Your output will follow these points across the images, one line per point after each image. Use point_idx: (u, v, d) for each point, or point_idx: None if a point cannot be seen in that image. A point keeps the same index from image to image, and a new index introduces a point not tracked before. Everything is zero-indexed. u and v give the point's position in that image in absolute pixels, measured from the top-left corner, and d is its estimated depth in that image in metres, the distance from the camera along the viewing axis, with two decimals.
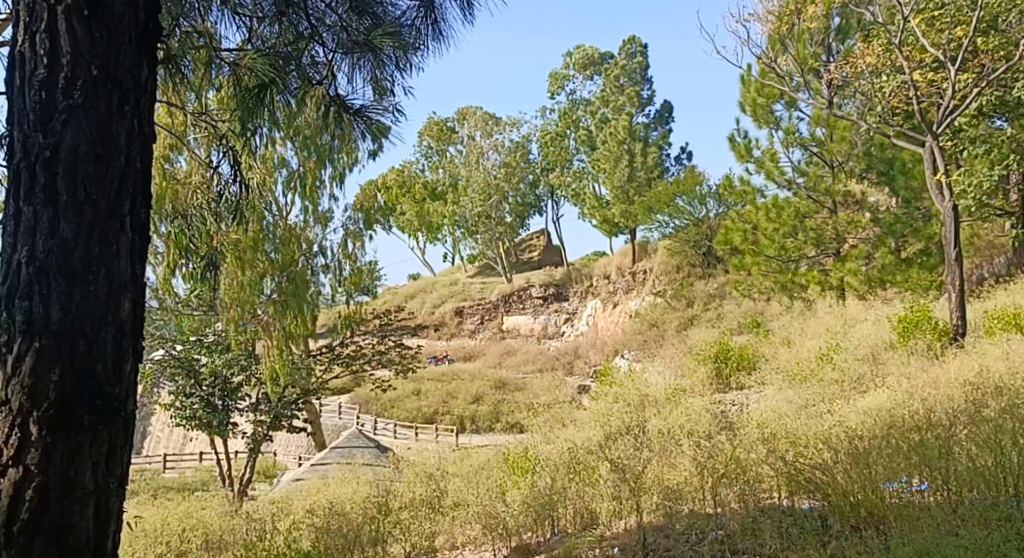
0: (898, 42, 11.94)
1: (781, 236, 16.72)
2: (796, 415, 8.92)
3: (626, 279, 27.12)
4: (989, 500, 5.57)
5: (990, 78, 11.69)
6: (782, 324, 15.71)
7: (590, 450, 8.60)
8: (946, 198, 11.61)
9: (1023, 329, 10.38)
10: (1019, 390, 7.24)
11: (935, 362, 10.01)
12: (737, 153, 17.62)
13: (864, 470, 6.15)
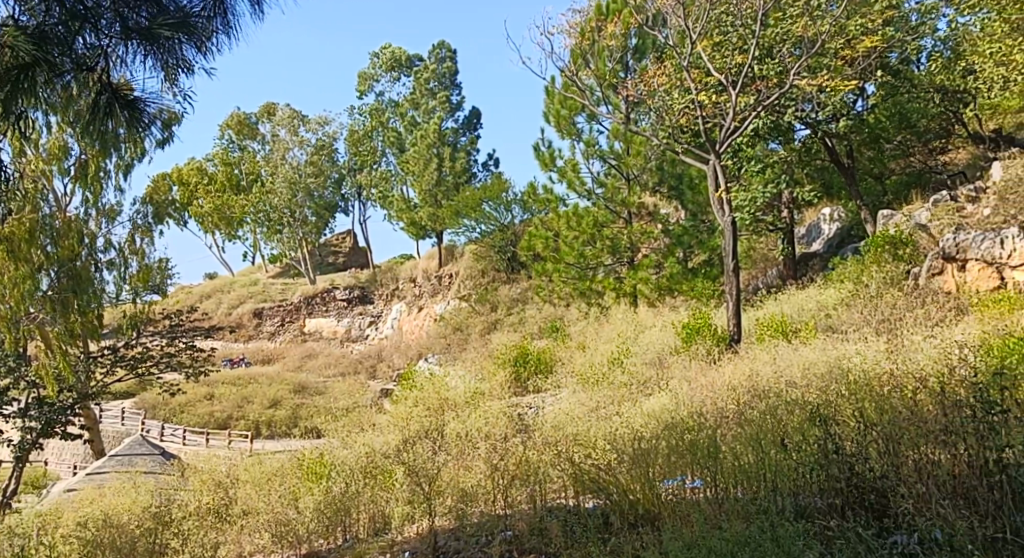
0: (685, 64, 12.55)
1: (580, 244, 17.36)
2: (587, 417, 9.30)
3: (432, 283, 27.33)
4: (749, 496, 5.94)
5: (766, 103, 12.50)
6: (579, 329, 16.27)
7: (386, 454, 8.60)
8: (726, 213, 12.38)
9: (789, 336, 11.28)
10: (780, 392, 7.90)
11: (713, 366, 10.71)
12: (542, 162, 18.06)
13: (644, 468, 6.44)
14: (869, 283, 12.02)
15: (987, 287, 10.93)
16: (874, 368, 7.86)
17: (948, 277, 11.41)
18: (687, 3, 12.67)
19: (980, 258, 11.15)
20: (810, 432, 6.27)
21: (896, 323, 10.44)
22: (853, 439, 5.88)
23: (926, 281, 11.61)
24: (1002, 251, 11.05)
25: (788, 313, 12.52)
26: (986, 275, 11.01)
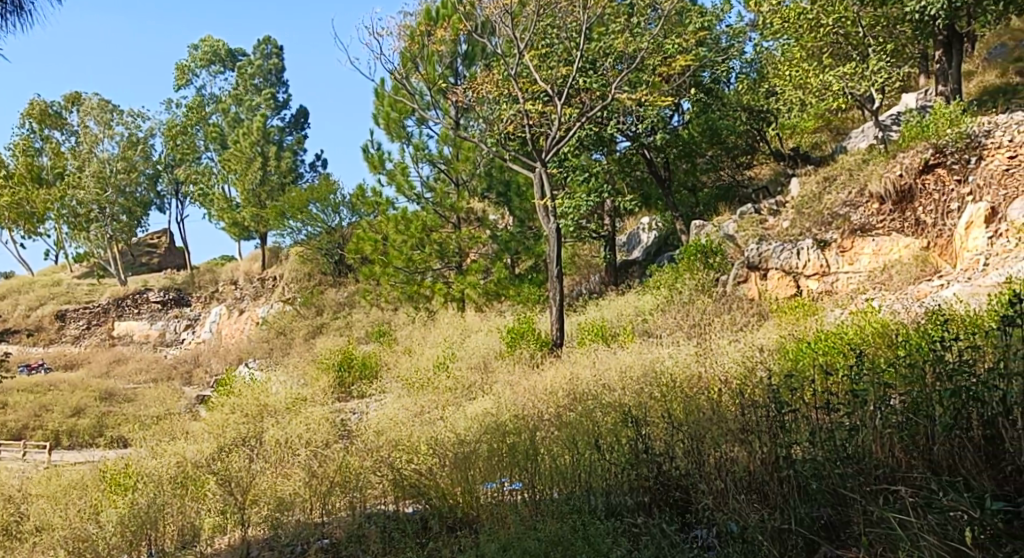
0: (513, 73, 12.68)
1: (409, 248, 17.12)
2: (410, 421, 9.26)
3: (256, 286, 26.62)
4: (565, 496, 6.06)
5: (590, 115, 12.83)
6: (405, 333, 16.16)
7: (199, 463, 8.27)
8: (550, 220, 12.59)
9: (609, 340, 11.65)
10: (597, 394, 8.14)
11: (535, 370, 10.90)
12: (371, 164, 17.86)
13: (465, 472, 6.47)
14: (682, 289, 12.56)
15: (786, 294, 11.70)
16: (686, 371, 8.18)
17: (752, 285, 12.11)
18: (515, 13, 12.84)
19: (780, 267, 11.88)
20: (623, 433, 6.48)
21: (706, 329, 10.99)
22: (663, 439, 6.10)
23: (733, 288, 12.27)
24: (798, 261, 11.79)
25: (608, 318, 12.92)
26: (784, 283, 11.77)
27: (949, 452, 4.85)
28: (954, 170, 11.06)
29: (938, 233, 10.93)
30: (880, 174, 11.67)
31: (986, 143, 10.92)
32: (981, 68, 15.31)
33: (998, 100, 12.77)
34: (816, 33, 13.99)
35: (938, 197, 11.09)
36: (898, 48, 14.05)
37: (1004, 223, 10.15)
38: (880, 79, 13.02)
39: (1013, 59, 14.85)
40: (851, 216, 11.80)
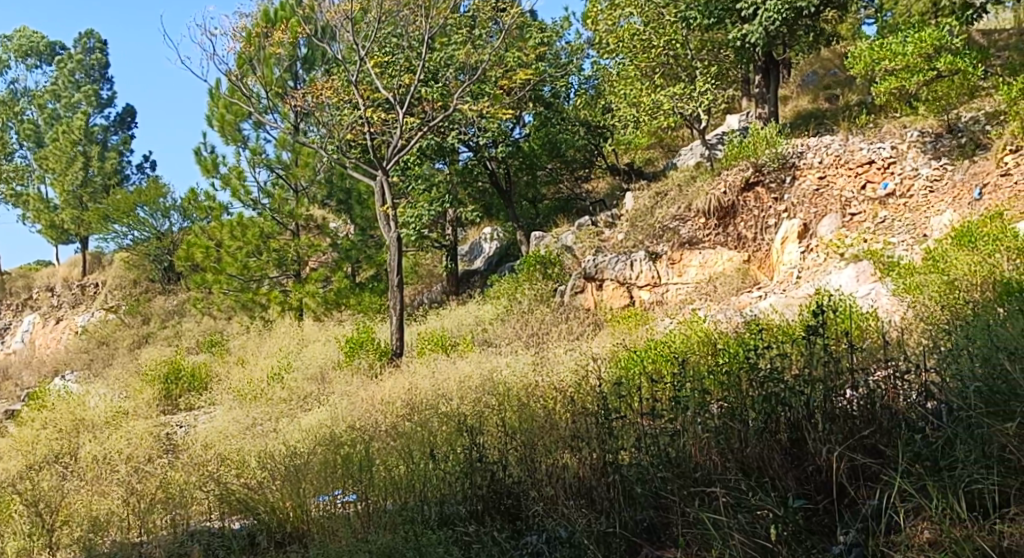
0: (353, 79, 12.39)
1: (244, 254, 16.34)
2: (241, 434, 8.96)
3: (74, 293, 25.37)
4: (397, 506, 5.92)
5: (432, 123, 12.64)
6: (238, 343, 15.60)
7: (5, 483, 7.69)
8: (391, 228, 12.48)
9: (448, 350, 11.64)
10: (436, 404, 8.14)
11: (372, 380, 10.76)
12: (204, 167, 17.23)
13: (297, 485, 6.28)
14: (521, 299, 12.72)
15: (619, 304, 12.02)
16: (522, 380, 8.28)
17: (588, 295, 12.33)
18: (355, 19, 12.62)
19: (615, 278, 12.20)
20: (457, 443, 6.51)
21: (543, 338, 11.21)
22: (496, 448, 6.19)
23: (570, 298, 12.47)
24: (632, 272, 12.17)
25: (447, 328, 12.96)
26: (617, 294, 12.08)
27: (759, 454, 4.87)
28: (770, 189, 11.74)
29: (757, 247, 11.60)
30: (705, 191, 12.22)
31: (799, 164, 11.71)
32: (795, 94, 16.33)
33: (809, 123, 13.63)
34: (648, 54, 14.71)
35: (758, 214, 11.74)
36: (722, 72, 14.82)
37: (814, 239, 10.84)
38: (706, 100, 13.73)
39: (823, 85, 15.92)
40: (680, 230, 12.28)
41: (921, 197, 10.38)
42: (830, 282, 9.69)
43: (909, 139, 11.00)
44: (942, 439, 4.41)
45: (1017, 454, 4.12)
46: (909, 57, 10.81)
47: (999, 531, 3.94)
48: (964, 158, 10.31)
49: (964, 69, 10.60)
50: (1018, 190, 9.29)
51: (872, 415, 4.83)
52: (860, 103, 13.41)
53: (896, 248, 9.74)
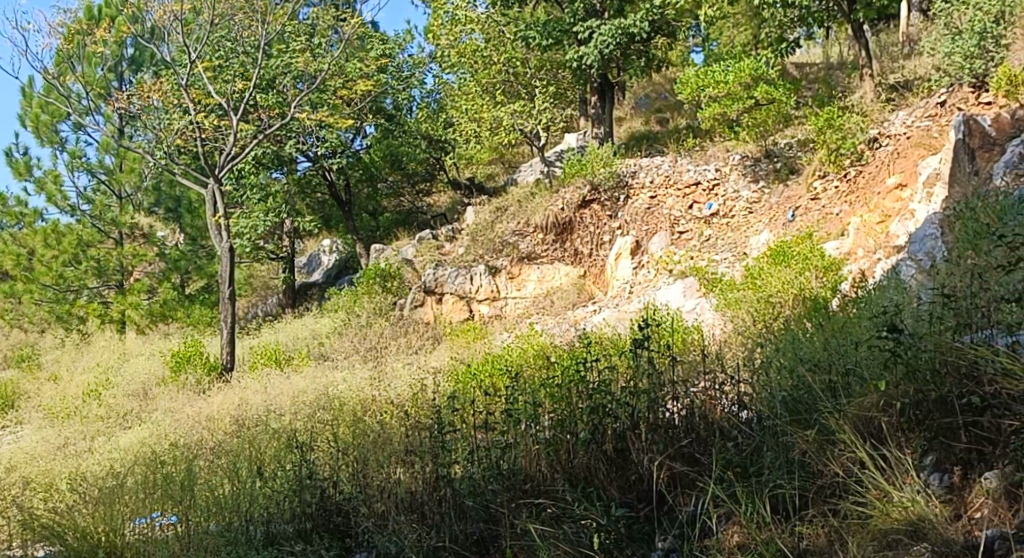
0: (183, 83, 11.86)
1: (59, 264, 15.34)
2: (51, 455, 8.43)
3: None
4: (220, 527, 5.60)
5: (267, 131, 12.37)
6: (54, 357, 14.67)
7: None
8: (223, 239, 12.04)
9: (281, 364, 11.36)
10: (267, 419, 7.93)
11: (200, 396, 10.34)
12: (15, 170, 16.16)
13: (113, 507, 5.94)
14: (359, 313, 12.55)
15: (458, 319, 12.07)
16: (357, 395, 8.16)
17: (428, 308, 12.32)
18: (186, 20, 12.15)
19: (454, 292, 12.20)
20: (287, 461, 6.30)
21: (382, 351, 11.12)
22: (328, 464, 6.02)
23: (409, 312, 12.42)
24: (471, 286, 12.19)
25: (282, 342, 12.64)
26: (456, 307, 12.12)
27: (585, 464, 4.96)
28: (606, 207, 12.09)
29: (592, 263, 11.90)
30: (544, 207, 12.41)
31: (631, 183, 12.10)
32: (630, 115, 16.92)
33: (642, 144, 14.13)
34: (489, 71, 14.88)
35: (594, 231, 12.04)
36: (561, 92, 15.17)
37: (645, 256, 11.30)
38: (545, 118, 14.10)
39: (655, 108, 16.57)
40: (519, 245, 12.43)
41: (741, 218, 10.96)
42: (658, 297, 10.09)
43: (731, 162, 11.50)
44: (751, 446, 4.63)
45: (815, 460, 4.33)
46: (730, 85, 11.56)
47: (798, 533, 4.08)
48: (779, 182, 10.90)
49: (778, 98, 11.21)
50: (824, 213, 9.91)
51: (692, 424, 5.00)
52: (688, 126, 14.01)
53: (719, 265, 10.23)
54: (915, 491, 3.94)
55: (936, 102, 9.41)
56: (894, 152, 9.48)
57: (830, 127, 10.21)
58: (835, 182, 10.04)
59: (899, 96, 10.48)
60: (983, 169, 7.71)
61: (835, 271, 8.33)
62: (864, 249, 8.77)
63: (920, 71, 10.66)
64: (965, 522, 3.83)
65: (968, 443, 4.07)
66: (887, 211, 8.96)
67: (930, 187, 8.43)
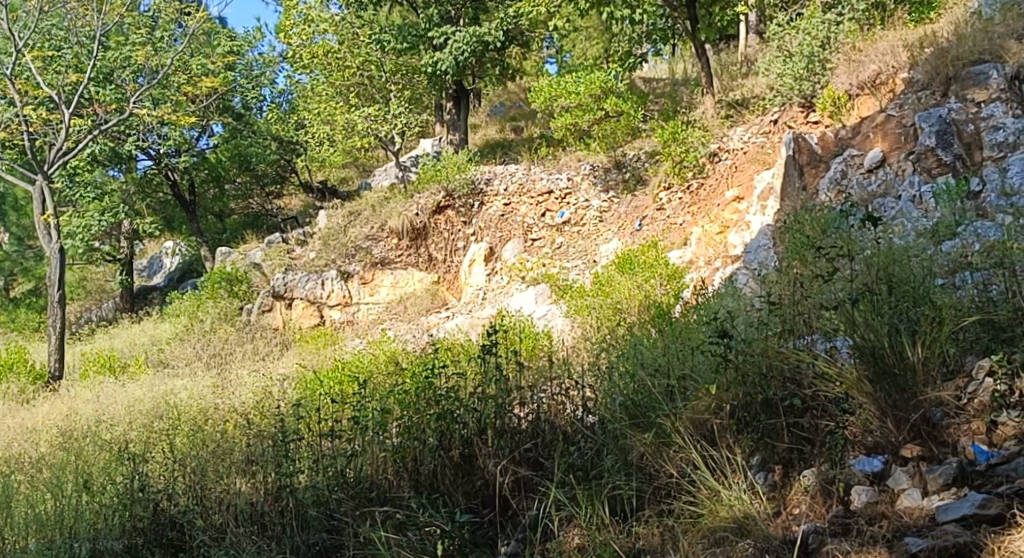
0: (9, 72, 11.11)
1: None
2: None
3: None
4: (42, 545, 5.27)
5: (103, 127, 11.74)
6: None
7: None
8: (52, 240, 11.39)
9: (116, 372, 10.85)
10: (97, 430, 7.54)
11: (24, 406, 9.71)
12: None
13: None
14: (203, 318, 12.14)
15: (309, 324, 11.83)
16: (198, 404, 7.87)
17: (276, 314, 12.04)
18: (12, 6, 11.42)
19: (304, 297, 11.95)
20: (117, 473, 5.91)
21: (225, 358, 10.79)
22: (163, 475, 5.75)
23: (257, 317, 12.14)
24: (322, 291, 11.95)
25: (117, 348, 12.07)
26: (307, 313, 11.87)
27: (431, 470, 4.93)
28: (460, 213, 12.16)
29: (446, 269, 11.91)
30: (399, 212, 12.32)
31: (485, 190, 12.20)
32: (484, 123, 17.05)
33: (496, 152, 14.25)
34: (342, 73, 14.67)
35: (448, 236, 12.08)
36: (416, 96, 15.15)
37: (498, 262, 11.38)
38: (400, 123, 13.94)
39: (508, 116, 16.80)
40: (372, 250, 12.29)
41: (592, 226, 11.21)
42: (511, 304, 10.20)
43: (582, 172, 11.81)
44: (593, 449, 4.75)
45: (651, 462, 4.47)
46: (582, 97, 11.93)
47: (634, 533, 4.21)
48: (627, 193, 11.23)
49: (626, 111, 11.67)
50: (669, 223, 10.25)
51: (537, 430, 5.03)
52: (541, 136, 14.23)
53: (570, 272, 10.43)
54: (743, 490, 4.12)
55: (769, 119, 9.96)
56: (733, 166, 9.91)
57: (675, 140, 10.59)
58: (679, 194, 10.42)
59: (737, 113, 11.00)
60: (811, 185, 8.16)
61: (678, 279, 8.62)
62: (704, 258, 9.16)
63: (756, 89, 11.19)
64: (785, 517, 4.05)
65: (790, 443, 4.29)
66: (726, 222, 9.34)
67: (764, 200, 8.85)
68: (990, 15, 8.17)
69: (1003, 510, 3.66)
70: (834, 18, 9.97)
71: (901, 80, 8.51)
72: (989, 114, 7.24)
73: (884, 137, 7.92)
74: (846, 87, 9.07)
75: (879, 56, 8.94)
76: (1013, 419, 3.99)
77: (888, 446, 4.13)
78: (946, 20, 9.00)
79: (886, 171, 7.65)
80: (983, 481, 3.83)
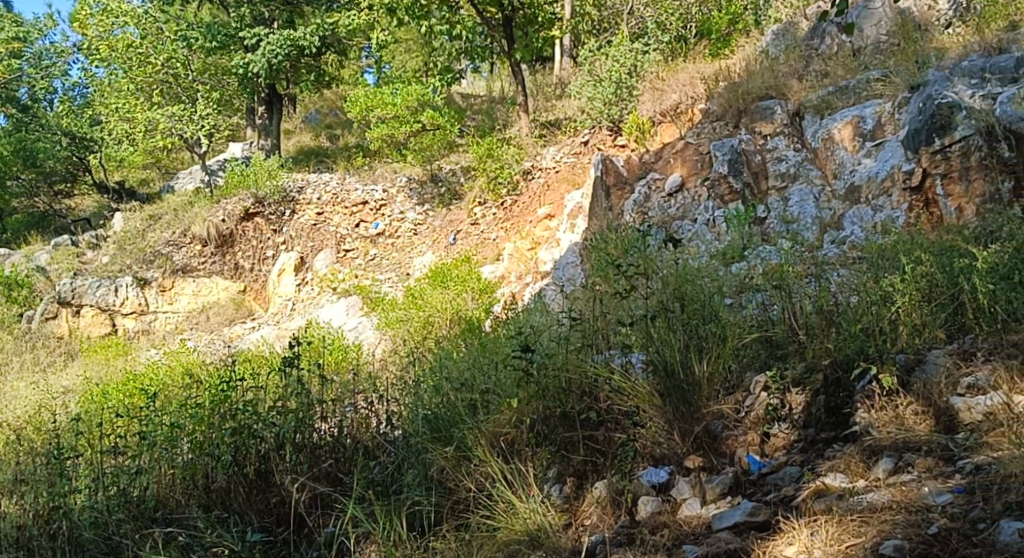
0: None
1: None
2: None
3: None
4: None
5: None
6: None
7: None
8: None
9: None
10: None
11: None
12: None
13: None
14: None
15: (99, 333, 11.22)
16: None
17: (62, 321, 11.28)
18: None
19: (94, 304, 11.26)
20: None
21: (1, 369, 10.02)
22: None
23: (39, 325, 11.28)
24: (115, 299, 11.29)
25: None
26: (97, 321, 11.25)
27: (224, 488, 4.71)
28: (270, 221, 11.81)
29: (253, 278, 11.60)
30: (203, 217, 11.81)
31: (297, 198, 11.87)
32: (297, 129, 16.71)
33: (309, 159, 13.98)
34: (144, 69, 13.97)
35: (256, 244, 11.73)
36: (225, 98, 14.67)
37: (309, 272, 11.15)
38: (207, 125, 13.38)
39: (324, 124, 16.54)
40: (172, 256, 11.75)
41: (406, 238, 11.19)
42: (321, 315, 10.03)
43: (399, 184, 11.81)
44: (393, 464, 4.72)
45: (450, 476, 4.48)
46: (398, 108, 11.84)
47: (431, 549, 4.21)
48: (442, 206, 11.30)
49: (443, 125, 11.75)
50: (483, 238, 10.37)
51: (338, 445, 4.88)
52: (356, 145, 14.07)
53: (382, 284, 10.35)
54: (537, 502, 4.20)
55: (581, 141, 10.27)
56: (545, 184, 10.16)
57: (490, 156, 10.71)
58: (493, 210, 10.57)
59: (550, 133, 11.30)
60: (617, 206, 8.46)
61: (489, 294, 8.77)
62: (516, 274, 9.35)
63: (568, 111, 11.52)
64: (576, 528, 4.17)
65: (585, 455, 4.43)
66: (537, 239, 9.56)
67: (573, 218, 9.12)
68: (776, 56, 8.83)
69: (769, 516, 3.82)
70: (641, 48, 10.46)
71: (699, 110, 8.97)
72: (774, 146, 7.78)
73: (682, 163, 8.32)
74: (650, 114, 9.50)
75: (680, 87, 9.40)
76: (783, 430, 4.27)
77: (673, 458, 4.32)
78: (740, 57, 9.61)
79: (685, 195, 8.05)
80: (754, 490, 4.06)
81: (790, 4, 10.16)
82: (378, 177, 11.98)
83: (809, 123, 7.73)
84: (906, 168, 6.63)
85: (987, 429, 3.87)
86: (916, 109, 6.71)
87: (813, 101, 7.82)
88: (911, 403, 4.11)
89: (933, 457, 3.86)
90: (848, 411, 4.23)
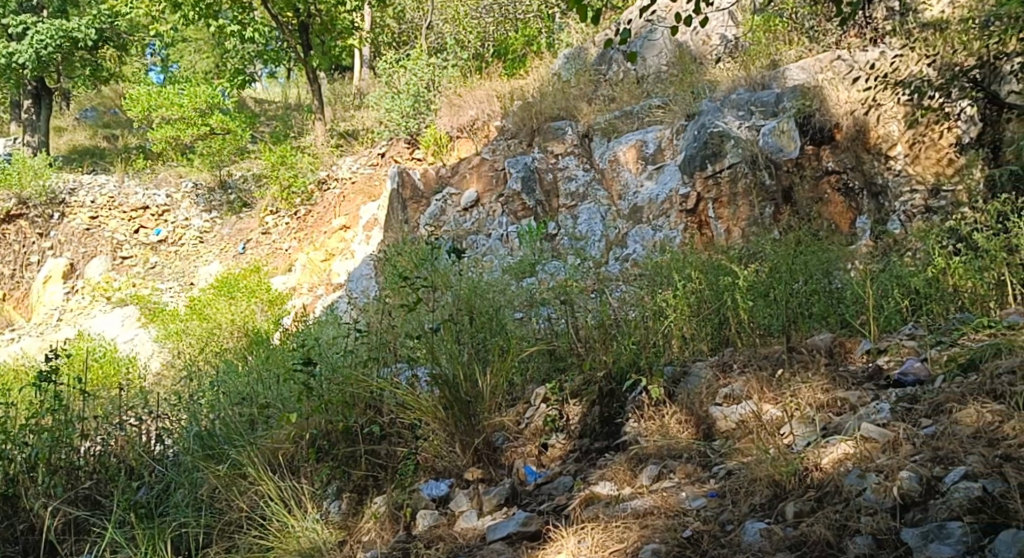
0: None
1: None
2: None
3: None
4: None
5: None
6: None
7: None
8: None
9: None
10: None
11: None
12: None
13: None
14: None
15: None
16: None
17: None
18: None
19: None
20: None
21: None
22: None
23: None
24: None
25: None
26: None
27: None
28: (35, 224, 10.93)
29: (13, 286, 10.58)
30: None
31: (68, 201, 11.16)
32: (71, 126, 15.61)
33: (83, 159, 13.11)
34: None
35: (19, 248, 10.81)
36: None
37: (80, 280, 10.43)
38: None
39: (102, 123, 15.58)
40: None
41: (191, 246, 10.74)
42: (93, 325, 9.38)
43: (183, 189, 11.36)
44: (162, 485, 4.46)
45: (222, 496, 4.29)
46: (185, 109, 11.27)
47: None
48: (231, 214, 10.97)
49: (232, 129, 11.36)
50: (274, 247, 10.07)
51: (100, 465, 4.57)
52: (138, 147, 13.35)
53: (163, 294, 9.83)
54: (313, 521, 4.10)
55: (377, 152, 10.31)
56: (340, 195, 9.97)
57: (284, 164, 10.45)
58: (286, 219, 10.31)
59: (347, 143, 11.16)
60: (413, 219, 8.44)
61: (279, 306, 8.52)
62: (308, 285, 9.14)
63: (366, 122, 11.43)
64: (351, 545, 4.09)
65: (366, 470, 4.37)
66: (332, 250, 9.37)
67: (369, 230, 9.03)
68: (567, 78, 9.15)
69: (541, 526, 3.88)
70: (439, 63, 10.54)
71: (495, 128, 9.19)
72: (565, 165, 8.01)
73: (478, 178, 8.41)
74: (447, 128, 9.55)
75: (477, 103, 9.51)
76: (559, 441, 4.39)
77: (453, 470, 4.32)
78: (533, 77, 9.86)
79: (480, 210, 8.13)
80: (530, 500, 4.15)
81: (581, 28, 10.54)
82: (165, 180, 11.44)
83: (597, 144, 8.04)
84: (682, 191, 7.00)
85: (739, 436, 4.07)
86: (691, 136, 7.18)
87: (600, 124, 8.15)
88: (675, 412, 4.30)
89: (692, 464, 4.03)
90: (620, 421, 4.39)
